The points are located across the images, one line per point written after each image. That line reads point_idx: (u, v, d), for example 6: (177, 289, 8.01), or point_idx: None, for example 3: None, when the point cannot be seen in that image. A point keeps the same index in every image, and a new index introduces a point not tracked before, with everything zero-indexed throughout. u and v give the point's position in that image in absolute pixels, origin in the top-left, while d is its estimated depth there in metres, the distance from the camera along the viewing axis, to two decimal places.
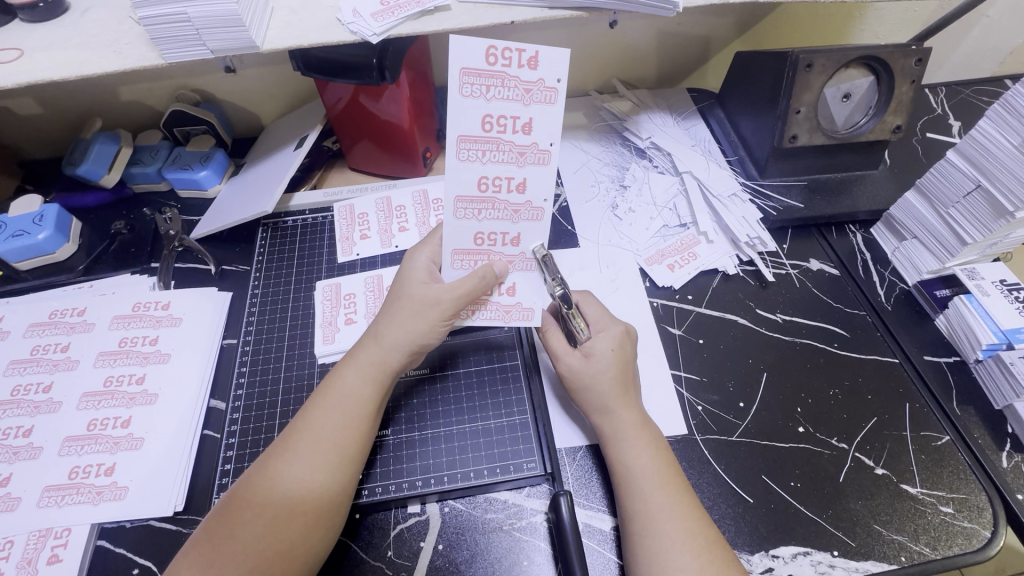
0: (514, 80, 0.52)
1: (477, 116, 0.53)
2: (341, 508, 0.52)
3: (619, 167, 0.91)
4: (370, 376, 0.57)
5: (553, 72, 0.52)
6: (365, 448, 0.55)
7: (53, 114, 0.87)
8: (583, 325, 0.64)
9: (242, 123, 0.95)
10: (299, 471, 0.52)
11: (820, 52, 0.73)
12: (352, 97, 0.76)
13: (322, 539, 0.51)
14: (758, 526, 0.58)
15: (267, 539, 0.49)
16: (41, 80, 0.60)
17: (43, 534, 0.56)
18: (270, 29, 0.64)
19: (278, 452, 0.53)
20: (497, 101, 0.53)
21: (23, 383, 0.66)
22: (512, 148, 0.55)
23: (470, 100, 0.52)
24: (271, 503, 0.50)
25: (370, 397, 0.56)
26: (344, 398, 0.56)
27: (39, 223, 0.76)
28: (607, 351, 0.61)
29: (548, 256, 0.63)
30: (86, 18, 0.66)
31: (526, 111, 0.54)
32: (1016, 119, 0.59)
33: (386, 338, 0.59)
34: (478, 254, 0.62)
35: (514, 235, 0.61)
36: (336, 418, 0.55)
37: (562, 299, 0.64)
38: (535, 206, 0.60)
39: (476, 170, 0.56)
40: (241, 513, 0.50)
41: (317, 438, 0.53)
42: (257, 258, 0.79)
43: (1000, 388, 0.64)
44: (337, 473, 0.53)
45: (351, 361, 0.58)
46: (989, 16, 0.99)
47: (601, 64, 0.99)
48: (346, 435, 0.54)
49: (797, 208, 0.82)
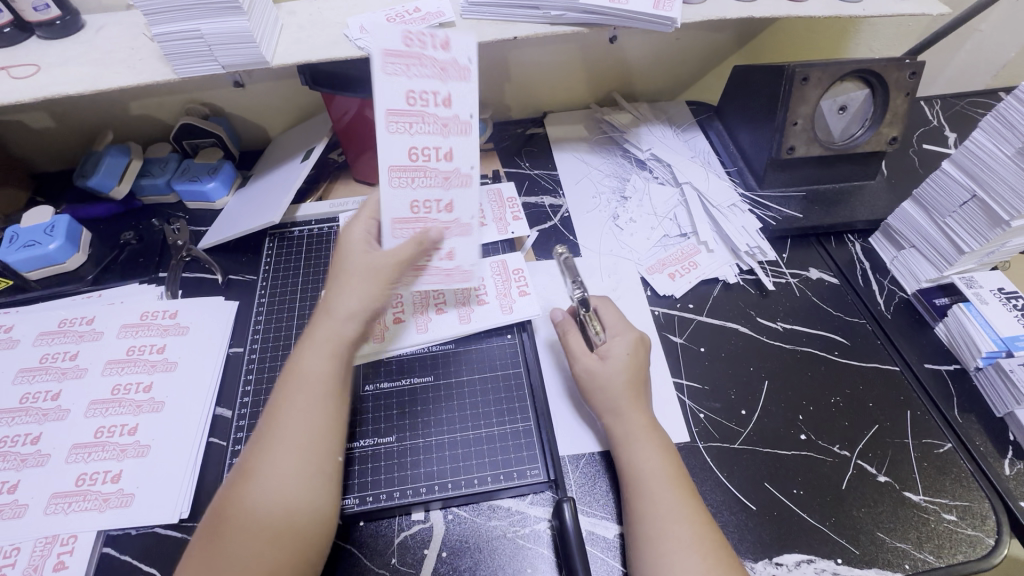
0: (429, 60, 0.54)
1: (401, 91, 0.54)
2: (326, 496, 0.52)
3: (620, 178, 0.92)
4: (335, 355, 0.57)
5: (464, 51, 0.55)
6: (338, 431, 0.55)
7: (65, 128, 0.89)
8: (598, 329, 0.66)
9: (250, 136, 0.97)
10: (276, 463, 0.51)
11: (815, 65, 0.75)
12: (358, 111, 0.78)
13: (316, 528, 0.50)
14: (761, 534, 0.58)
15: (256, 537, 0.48)
16: (57, 95, 0.62)
17: (50, 541, 0.57)
18: (280, 45, 0.66)
19: (253, 448, 0.53)
20: (417, 78, 0.54)
21: (32, 391, 0.67)
22: (435, 121, 0.56)
23: (391, 76, 0.53)
24: (253, 500, 0.49)
25: (335, 377, 0.56)
26: (310, 380, 0.55)
27: (50, 234, 0.78)
28: (622, 354, 0.62)
29: (575, 262, 0.70)
30: (101, 35, 0.69)
31: (444, 87, 0.55)
32: (1009, 130, 0.61)
33: (338, 313, 0.58)
34: (420, 223, 0.61)
35: (447, 203, 0.61)
36: (306, 402, 0.54)
37: (579, 303, 0.69)
38: (463, 173, 0.60)
39: (406, 140, 0.56)
40: (225, 514, 0.49)
41: (292, 425, 0.53)
42: (263, 267, 0.80)
43: (1000, 395, 0.65)
44: (316, 458, 0.52)
45: (310, 344, 0.57)
46: (981, 30, 1.01)
47: (602, 78, 1.01)
48: (320, 416, 0.54)
49: (796, 218, 0.83)
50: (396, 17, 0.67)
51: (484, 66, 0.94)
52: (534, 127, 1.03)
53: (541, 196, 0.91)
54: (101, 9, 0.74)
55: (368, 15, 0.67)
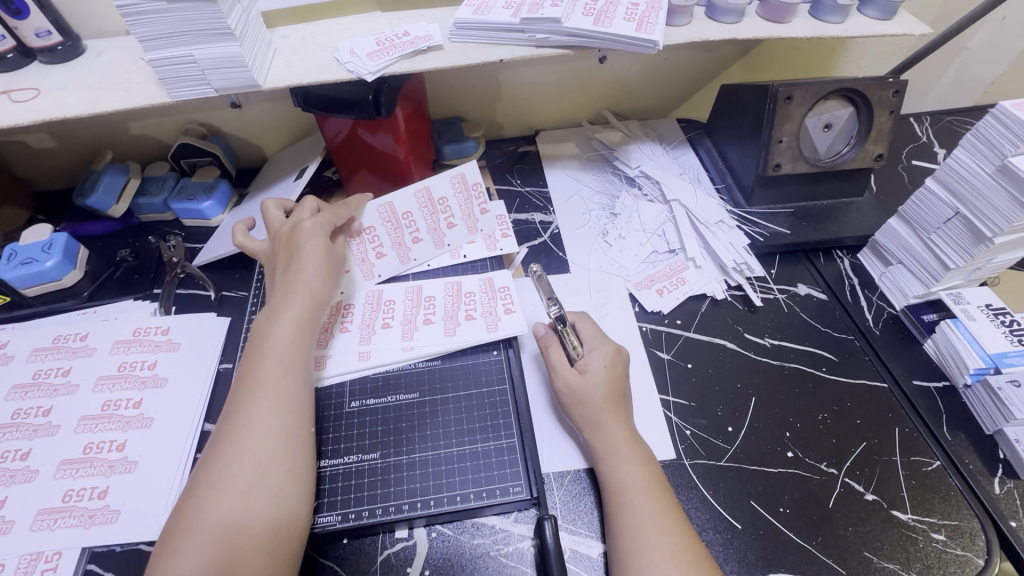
0: (474, 203, 0.83)
1: (452, 188, 0.82)
2: (298, 456, 0.54)
3: (609, 195, 0.93)
4: (299, 328, 0.61)
5: (489, 226, 0.85)
6: (304, 398, 0.58)
7: (67, 148, 0.91)
8: (576, 343, 0.67)
9: (247, 155, 0.99)
10: (248, 430, 0.53)
11: (798, 85, 0.76)
12: (351, 130, 0.79)
13: (293, 488, 0.53)
14: (747, 553, 0.58)
15: (233, 498, 0.50)
16: (54, 117, 0.64)
17: (34, 558, 0.57)
18: (272, 69, 0.68)
19: (224, 420, 0.55)
20: (461, 200, 0.82)
21: (24, 407, 0.67)
22: (447, 221, 0.82)
23: (451, 184, 0.81)
24: (227, 465, 0.51)
25: (298, 348, 0.60)
26: (276, 352, 0.58)
27: (48, 252, 0.79)
28: (600, 368, 0.63)
29: (540, 274, 0.76)
30: (101, 60, 0.71)
31: (464, 221, 0.83)
32: (989, 148, 0.61)
33: (300, 291, 0.63)
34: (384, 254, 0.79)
35: (383, 253, 0.79)
36: (275, 371, 0.57)
37: (557, 318, 0.69)
38: (406, 257, 0.80)
39: (440, 194, 0.81)
40: (204, 482, 0.51)
41: (265, 397, 0.55)
42: (256, 284, 0.81)
43: (990, 413, 0.64)
44: (287, 421, 0.55)
45: (276, 319, 0.61)
46: (969, 48, 1.02)
47: (593, 97, 1.03)
48: (290, 387, 0.57)
49: (783, 234, 0.83)
50: (385, 41, 0.69)
51: (475, 86, 0.96)
52: (526, 145, 1.05)
53: (532, 213, 0.92)
54: (102, 34, 0.76)
55: (358, 39, 0.69)
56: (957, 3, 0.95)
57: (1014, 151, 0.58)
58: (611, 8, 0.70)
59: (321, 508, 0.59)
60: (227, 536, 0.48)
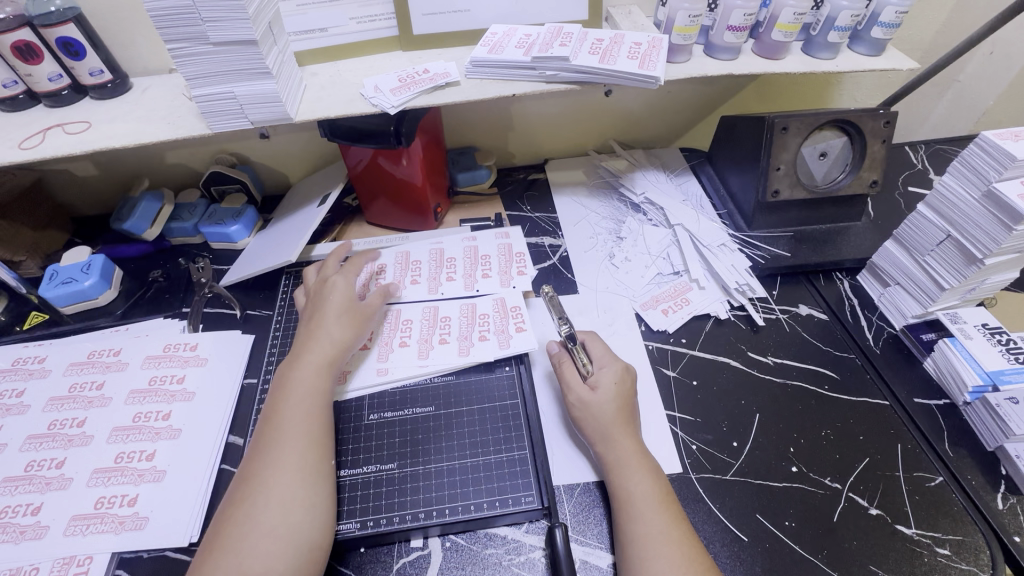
0: (508, 263, 0.88)
1: (488, 248, 0.91)
2: (319, 491, 0.56)
3: (616, 220, 0.97)
4: (320, 369, 0.64)
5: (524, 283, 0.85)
6: (326, 434, 0.61)
7: (106, 176, 0.97)
8: (586, 361, 0.69)
9: (272, 182, 1.05)
10: (272, 465, 0.56)
11: (793, 116, 0.81)
12: (372, 159, 0.85)
13: (313, 521, 0.55)
14: (753, 565, 0.59)
15: (256, 530, 0.52)
16: (104, 147, 0.70)
17: (67, 562, 0.59)
18: (303, 103, 0.74)
19: (251, 456, 0.58)
20: (500, 258, 0.89)
21: (59, 418, 0.71)
22: (483, 271, 0.87)
23: (492, 243, 0.91)
24: (252, 498, 0.54)
25: (320, 387, 0.63)
26: (298, 391, 0.62)
27: (86, 272, 0.84)
28: (610, 384, 0.66)
29: (553, 296, 0.78)
30: (146, 96, 0.78)
31: (496, 273, 0.86)
32: (975, 175, 0.65)
33: (321, 336, 0.67)
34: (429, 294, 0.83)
35: (417, 279, 0.86)
36: (297, 408, 0.60)
37: (568, 336, 0.72)
38: (440, 287, 0.84)
39: (485, 251, 0.90)
40: (232, 513, 0.54)
41: (287, 433, 0.58)
42: (279, 302, 0.86)
43: (990, 429, 0.66)
44: (308, 456, 0.58)
45: (299, 360, 0.65)
46: (959, 80, 1.07)
47: (599, 128, 1.09)
48: (311, 424, 0.60)
49: (783, 257, 0.86)
50: (407, 78, 0.74)
51: (488, 118, 1.01)
52: (536, 173, 1.10)
53: (542, 237, 0.96)
54: (146, 72, 0.83)
55: (381, 76, 0.75)
56: (945, 39, 1.00)
57: (998, 177, 0.62)
58: (616, 47, 0.76)
59: (342, 515, 0.61)
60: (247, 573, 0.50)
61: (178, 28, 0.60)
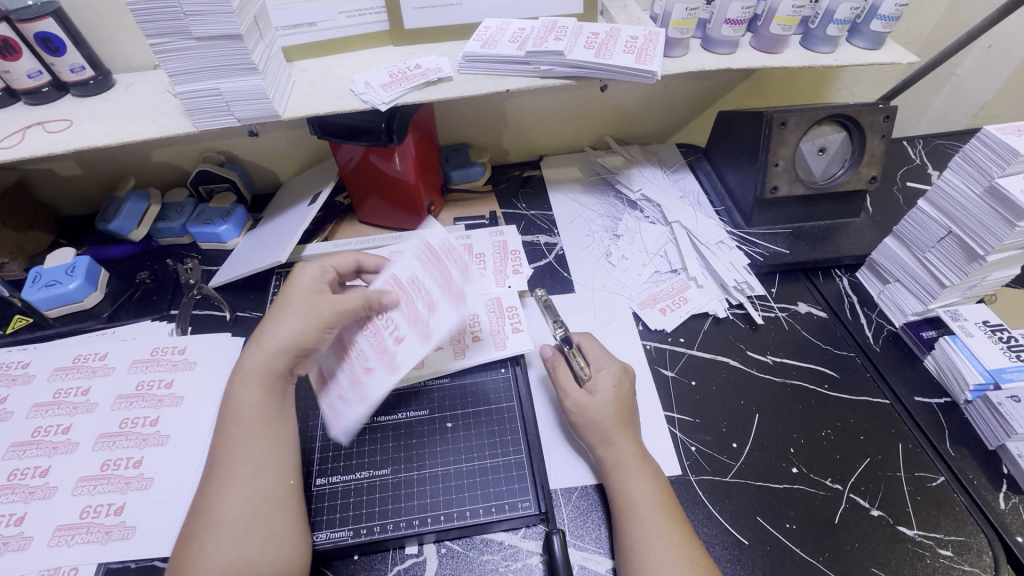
0: (504, 262, 0.87)
1: (483, 247, 0.90)
2: (276, 514, 0.54)
3: (612, 218, 0.96)
4: (261, 381, 0.59)
5: (519, 282, 0.84)
6: (277, 450, 0.57)
7: (91, 175, 0.95)
8: (583, 364, 0.68)
9: (262, 180, 1.03)
10: (224, 496, 0.53)
11: (792, 111, 0.80)
12: (363, 156, 0.83)
13: (272, 547, 0.52)
14: (754, 568, 0.58)
15: (213, 566, 0.50)
16: (86, 146, 0.68)
17: (51, 574, 0.58)
18: (292, 99, 0.72)
19: (201, 486, 0.55)
20: (495, 258, 0.88)
21: (44, 425, 0.69)
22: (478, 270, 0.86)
23: (487, 243, 0.91)
24: (206, 531, 0.51)
25: (264, 402, 0.58)
26: (240, 412, 0.57)
27: (71, 274, 0.82)
28: (608, 388, 0.64)
29: (549, 302, 0.78)
30: (130, 92, 0.76)
31: (492, 273, 0.86)
32: (976, 170, 0.64)
33: (264, 346, 0.60)
34: (401, 293, 0.68)
35: None
36: (242, 431, 0.56)
37: (563, 339, 0.72)
38: None
39: (479, 251, 0.89)
40: (188, 546, 0.51)
41: (235, 458, 0.55)
42: (269, 304, 0.84)
43: (992, 428, 0.65)
44: (262, 480, 0.55)
45: (240, 375, 0.59)
46: (957, 75, 1.06)
47: (594, 124, 1.07)
48: (261, 445, 0.56)
49: (783, 254, 0.85)
50: (398, 73, 0.73)
51: (482, 114, 1.00)
52: (531, 170, 1.08)
53: (537, 235, 0.95)
54: (130, 68, 0.81)
55: (372, 72, 0.73)
56: (943, 32, 0.99)
57: (1000, 174, 0.61)
58: (612, 41, 0.74)
59: (320, 526, 0.60)
60: None
61: (160, 22, 0.58)
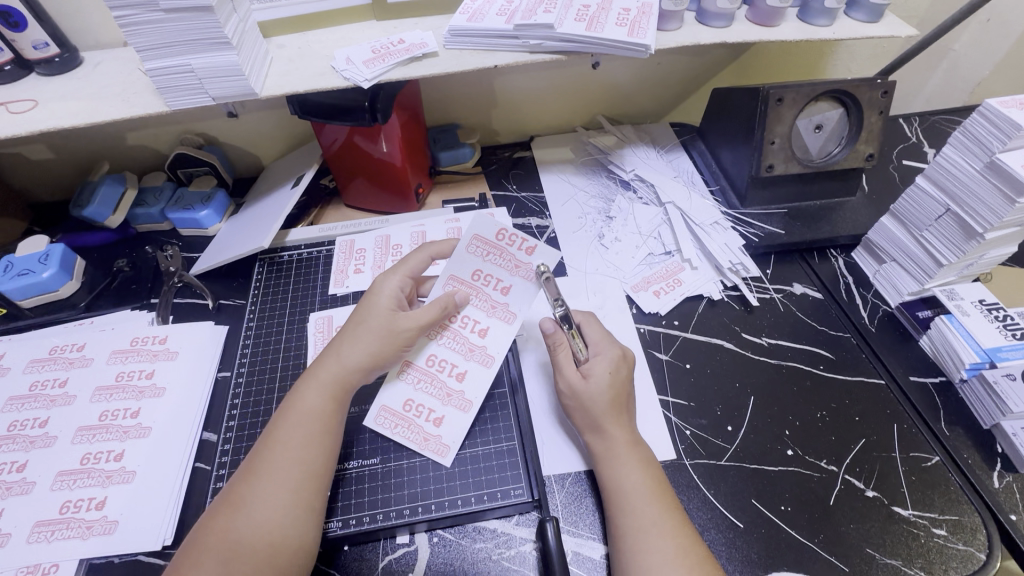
0: None
1: None
2: (306, 531, 0.52)
3: (605, 199, 0.94)
4: (331, 393, 0.58)
5: None
6: (327, 465, 0.56)
7: (63, 159, 0.91)
8: (582, 346, 0.66)
9: (243, 164, 1.00)
10: (263, 495, 0.52)
11: (789, 87, 0.77)
12: (348, 138, 0.80)
13: (295, 563, 0.50)
14: (750, 552, 0.58)
15: (233, 567, 0.48)
16: (52, 127, 0.64)
17: (30, 571, 0.56)
18: (269, 77, 0.68)
19: (242, 478, 0.54)
20: None
21: (20, 419, 0.67)
22: None
23: None
24: (235, 529, 0.50)
25: (329, 413, 0.57)
26: (306, 417, 0.57)
27: (44, 263, 0.79)
28: (604, 375, 0.62)
29: (549, 276, 0.65)
30: (98, 71, 0.72)
31: None
32: (977, 145, 0.62)
33: (342, 354, 0.60)
34: (470, 288, 0.68)
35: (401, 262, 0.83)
36: (299, 436, 0.55)
37: (562, 319, 0.67)
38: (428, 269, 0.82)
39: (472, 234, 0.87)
40: (211, 537, 0.50)
41: (285, 461, 0.54)
42: (252, 291, 0.82)
43: (987, 407, 0.65)
44: (304, 489, 0.53)
45: (310, 379, 0.59)
46: (955, 50, 1.04)
47: (587, 103, 1.04)
48: (314, 455, 0.55)
49: (778, 234, 0.84)
50: (381, 49, 0.69)
51: (470, 92, 0.97)
52: (521, 151, 1.05)
53: (528, 218, 0.92)
54: (98, 46, 0.77)
55: (353, 47, 0.70)
56: (941, 5, 0.96)
57: (1002, 149, 0.59)
58: (603, 14, 0.71)
59: (336, 512, 0.59)
60: None
61: None
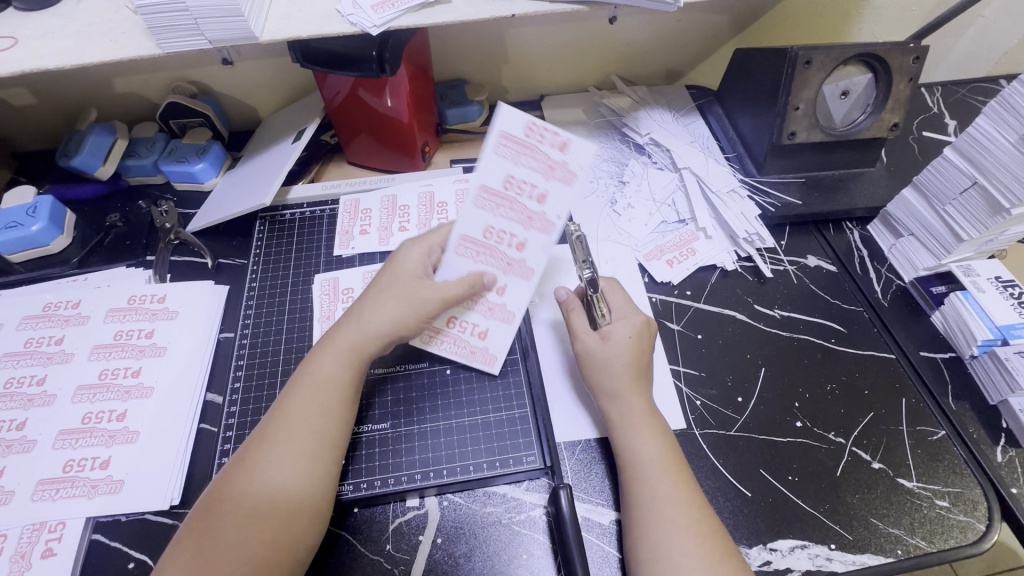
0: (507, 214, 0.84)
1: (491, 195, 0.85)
2: (325, 497, 0.52)
3: (618, 163, 0.91)
4: (347, 359, 0.57)
5: None
6: (344, 434, 0.55)
7: (47, 105, 0.86)
8: (604, 310, 0.64)
9: (238, 116, 0.95)
10: (277, 462, 0.51)
11: (819, 49, 0.74)
12: (351, 90, 0.76)
13: (306, 530, 0.50)
14: (755, 520, 0.58)
15: (249, 531, 0.48)
16: (37, 69, 0.60)
17: (37, 528, 0.56)
18: (269, 20, 0.63)
19: (255, 444, 0.52)
20: None
21: (15, 376, 0.65)
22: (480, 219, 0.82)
23: None
24: (249, 494, 0.49)
25: (346, 380, 0.56)
26: (321, 384, 0.55)
27: (32, 215, 0.76)
28: (625, 337, 0.61)
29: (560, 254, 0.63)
30: (81, 7, 0.66)
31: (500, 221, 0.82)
32: (1014, 116, 0.59)
33: (357, 320, 0.59)
34: (503, 200, 0.61)
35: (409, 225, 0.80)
36: (313, 402, 0.54)
37: (589, 282, 0.65)
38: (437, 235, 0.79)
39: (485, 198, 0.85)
40: (221, 503, 0.49)
41: (298, 429, 0.53)
42: (254, 250, 0.79)
43: (995, 383, 0.65)
44: (318, 458, 0.52)
45: (327, 346, 0.58)
46: (984, 16, 0.99)
47: (600, 60, 0.99)
48: (326, 422, 0.54)
49: (794, 205, 0.82)
50: None
51: (478, 44, 0.91)
52: (531, 110, 1.01)
53: None
54: None
55: None
56: None
57: None
58: None
59: (347, 476, 0.59)
60: (222, 560, 0.47)
61: None
